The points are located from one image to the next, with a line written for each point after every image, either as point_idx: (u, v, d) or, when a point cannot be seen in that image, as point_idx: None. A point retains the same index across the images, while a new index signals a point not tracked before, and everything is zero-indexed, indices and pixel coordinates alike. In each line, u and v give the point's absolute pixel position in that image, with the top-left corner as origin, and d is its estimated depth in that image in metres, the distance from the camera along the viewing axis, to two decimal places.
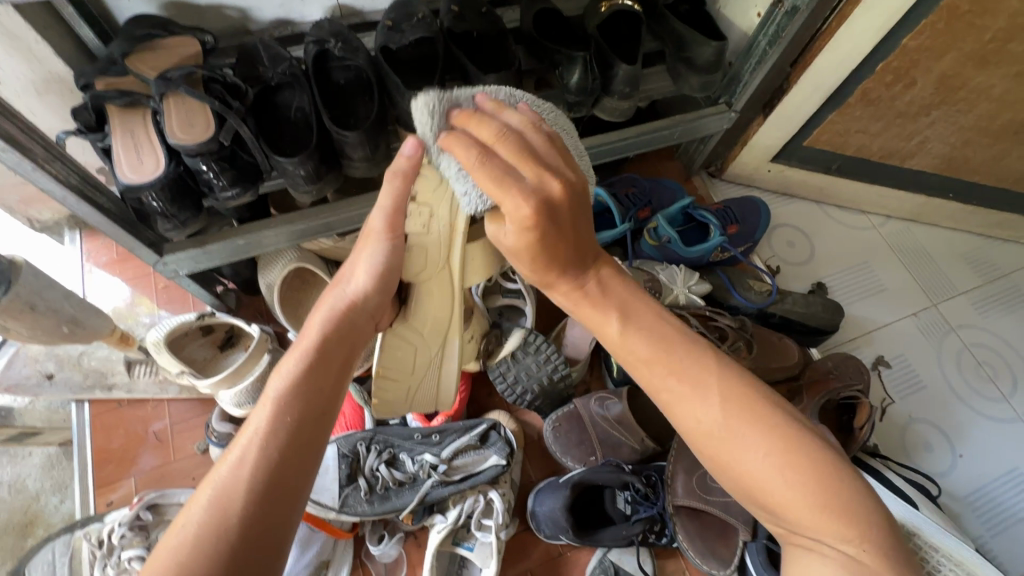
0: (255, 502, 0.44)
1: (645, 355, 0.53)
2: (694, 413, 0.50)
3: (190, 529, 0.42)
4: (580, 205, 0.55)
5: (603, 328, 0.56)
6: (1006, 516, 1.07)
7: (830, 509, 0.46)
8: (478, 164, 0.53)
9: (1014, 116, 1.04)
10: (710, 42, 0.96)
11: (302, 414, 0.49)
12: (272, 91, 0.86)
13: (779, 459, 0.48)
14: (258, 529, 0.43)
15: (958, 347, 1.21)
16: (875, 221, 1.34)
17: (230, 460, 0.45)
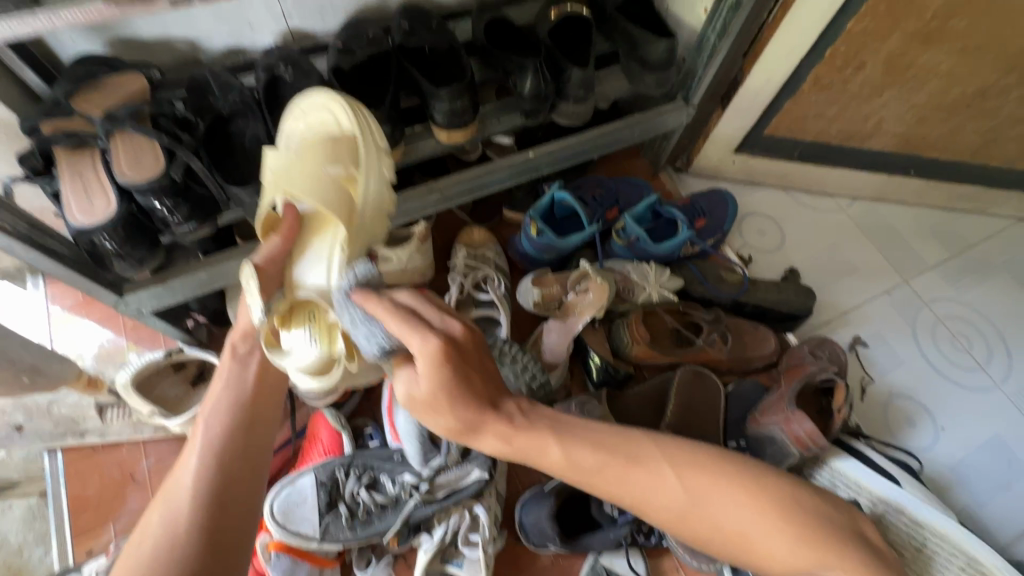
0: (204, 508, 0.52)
1: (596, 465, 0.55)
2: (661, 496, 0.54)
3: (148, 541, 0.50)
4: (466, 362, 0.53)
5: (543, 455, 0.55)
6: (991, 484, 1.08)
7: (785, 523, 0.54)
8: (392, 317, 0.53)
9: (965, 90, 1.06)
10: (661, 39, 0.97)
11: (231, 435, 0.57)
12: (225, 121, 0.85)
13: (746, 504, 0.54)
14: (208, 536, 0.51)
15: (932, 321, 1.22)
16: (843, 202, 1.36)
17: (176, 486, 0.54)
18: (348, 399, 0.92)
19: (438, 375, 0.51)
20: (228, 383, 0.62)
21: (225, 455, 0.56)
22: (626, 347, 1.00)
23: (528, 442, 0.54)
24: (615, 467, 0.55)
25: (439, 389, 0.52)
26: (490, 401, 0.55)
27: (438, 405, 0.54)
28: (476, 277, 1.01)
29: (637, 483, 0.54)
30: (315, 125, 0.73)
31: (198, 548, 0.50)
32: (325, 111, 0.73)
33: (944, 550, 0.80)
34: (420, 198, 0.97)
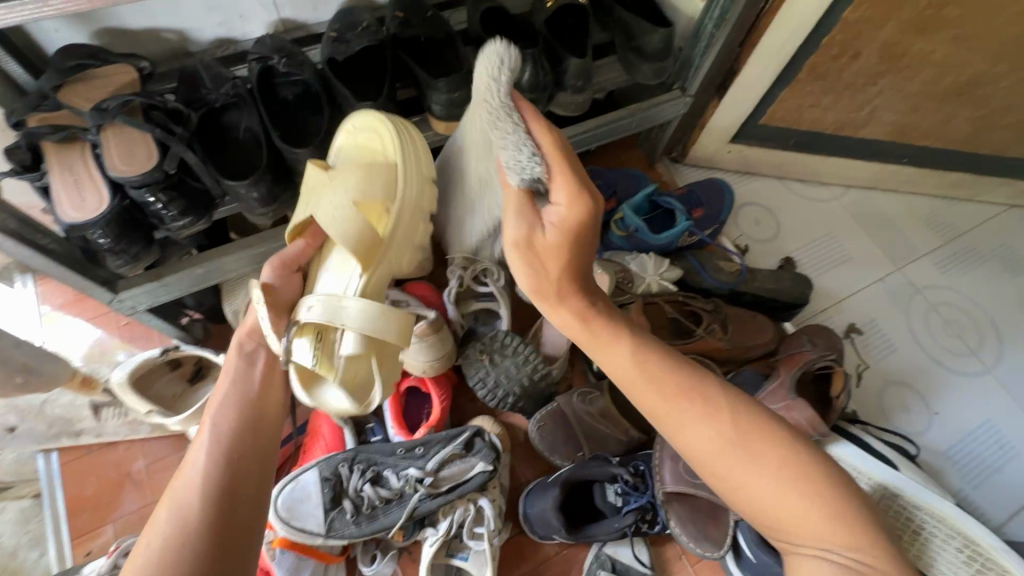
0: (213, 503, 0.52)
1: (656, 379, 0.58)
2: (701, 434, 0.55)
3: (156, 539, 0.49)
4: (589, 230, 0.59)
5: (613, 357, 0.61)
6: (984, 467, 1.10)
7: (824, 511, 0.51)
8: (552, 163, 0.58)
9: (956, 79, 1.07)
10: (657, 29, 0.97)
11: (239, 430, 0.58)
12: (218, 112, 0.83)
13: (785, 478, 0.53)
14: (220, 527, 0.51)
15: (925, 308, 1.24)
16: (836, 192, 1.37)
17: (182, 481, 0.53)
18: None
19: (568, 231, 0.58)
20: (234, 382, 0.62)
21: (234, 450, 0.56)
22: None
23: (603, 342, 0.61)
24: (663, 388, 0.58)
25: (562, 245, 0.59)
26: (582, 283, 0.62)
27: (551, 253, 0.60)
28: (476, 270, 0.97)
29: (687, 414, 0.56)
30: (365, 147, 0.77)
31: (213, 539, 0.50)
32: (379, 135, 0.76)
33: (943, 531, 0.82)
34: None
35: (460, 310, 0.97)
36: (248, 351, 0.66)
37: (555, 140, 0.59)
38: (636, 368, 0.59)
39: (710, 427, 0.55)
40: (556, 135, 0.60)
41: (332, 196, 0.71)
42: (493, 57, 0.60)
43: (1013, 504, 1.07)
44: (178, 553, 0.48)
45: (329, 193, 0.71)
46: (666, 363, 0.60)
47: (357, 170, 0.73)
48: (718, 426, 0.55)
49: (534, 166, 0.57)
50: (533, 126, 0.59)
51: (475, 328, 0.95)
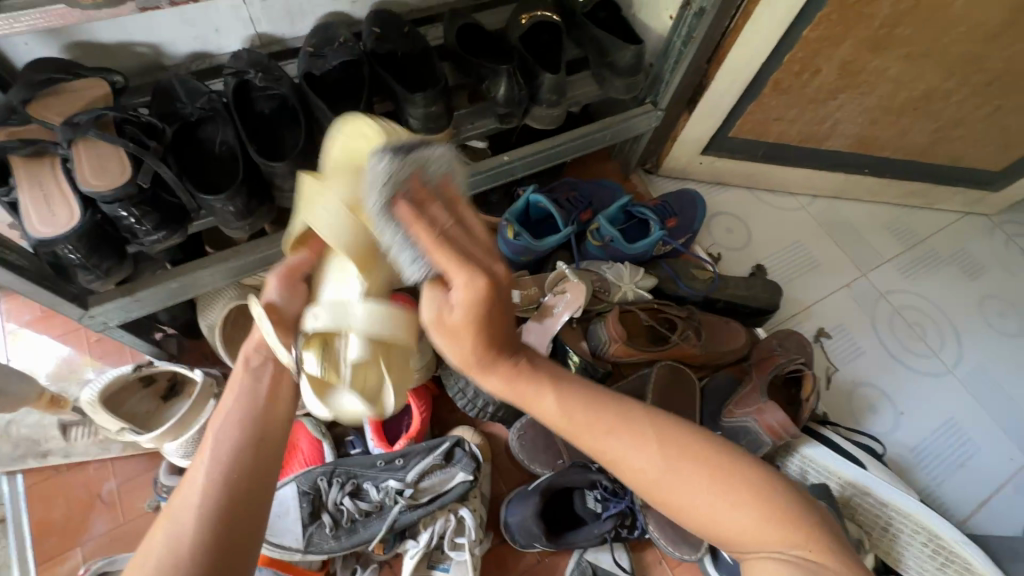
0: (209, 535, 0.48)
1: (581, 418, 0.56)
2: (635, 464, 0.54)
3: (150, 564, 0.47)
4: (503, 302, 0.50)
5: (538, 405, 0.56)
6: (948, 464, 1.14)
7: (762, 512, 0.51)
8: (433, 243, 0.48)
9: (911, 94, 1.12)
10: (629, 46, 1.00)
11: (241, 446, 0.53)
12: (193, 126, 0.84)
13: (719, 486, 0.53)
14: (214, 555, 0.48)
15: (889, 311, 1.29)
16: (804, 201, 1.42)
17: (179, 507, 0.50)
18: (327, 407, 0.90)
19: (476, 312, 0.49)
20: (240, 396, 0.56)
21: (235, 471, 0.51)
22: (603, 346, 1.02)
23: (523, 394, 0.56)
24: (591, 420, 0.56)
25: (469, 323, 0.50)
26: (507, 344, 0.55)
27: (464, 331, 0.51)
28: None
29: (618, 444, 0.55)
30: (351, 142, 0.67)
31: (207, 568, 0.47)
32: (367, 134, 0.66)
33: (909, 527, 0.84)
34: None
35: None
36: (252, 364, 0.59)
37: (434, 226, 0.49)
38: (568, 403, 0.56)
39: (641, 454, 0.54)
40: (437, 217, 0.49)
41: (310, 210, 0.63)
42: (376, 173, 0.52)
43: (977, 499, 1.11)
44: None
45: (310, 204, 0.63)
46: (590, 392, 0.58)
47: (342, 173, 0.63)
48: (649, 451, 0.54)
49: (419, 262, 0.51)
50: (405, 215, 0.49)
51: None
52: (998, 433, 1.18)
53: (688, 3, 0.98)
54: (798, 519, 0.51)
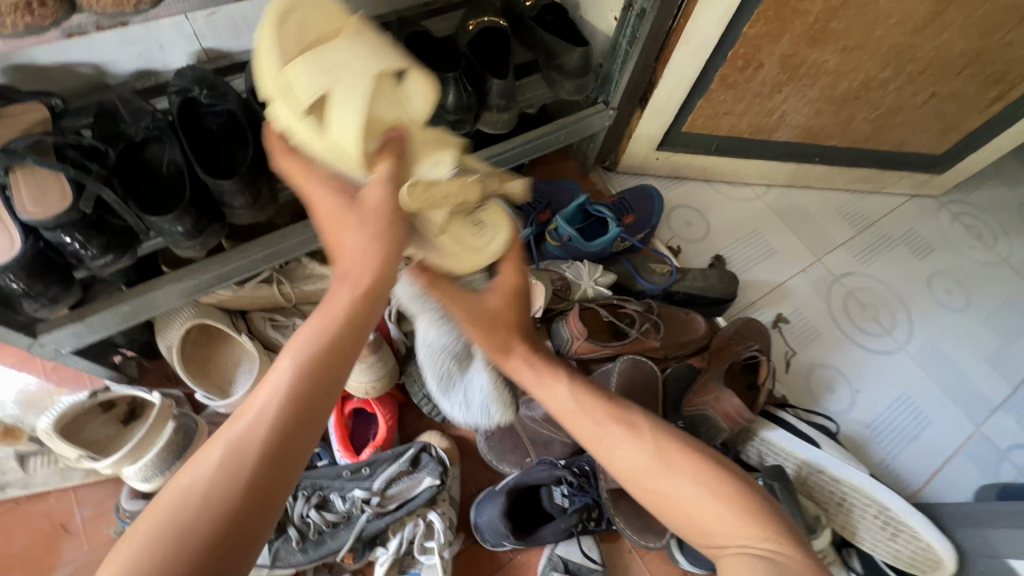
0: (255, 475, 0.46)
1: (582, 410, 0.69)
2: (628, 456, 0.63)
3: (208, 465, 0.46)
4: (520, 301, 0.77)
5: (554, 391, 0.71)
6: (903, 437, 1.18)
7: (735, 506, 0.57)
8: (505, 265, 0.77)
9: (851, 84, 1.16)
10: (575, 48, 1.02)
11: (316, 383, 0.51)
12: (139, 147, 0.82)
13: (701, 481, 0.60)
14: (261, 482, 0.46)
15: (844, 294, 1.34)
16: (759, 191, 1.46)
17: (243, 421, 0.48)
18: None
19: (510, 302, 0.76)
20: (319, 330, 0.54)
21: (303, 406, 0.50)
22: (566, 344, 1.05)
23: (542, 377, 0.73)
24: (599, 421, 0.68)
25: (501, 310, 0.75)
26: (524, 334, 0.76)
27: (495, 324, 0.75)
28: None
29: (614, 439, 0.65)
30: (309, 25, 0.65)
31: (248, 492, 0.46)
32: (323, 12, 0.67)
33: (861, 500, 0.88)
34: None
35: (403, 328, 1.01)
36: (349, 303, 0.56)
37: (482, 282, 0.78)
38: (581, 408, 0.69)
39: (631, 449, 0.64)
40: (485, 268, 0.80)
41: (357, 93, 0.60)
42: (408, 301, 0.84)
43: (931, 469, 1.15)
44: (155, 570, 0.41)
45: (341, 97, 0.60)
46: (596, 402, 0.70)
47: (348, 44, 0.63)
48: (639, 448, 0.64)
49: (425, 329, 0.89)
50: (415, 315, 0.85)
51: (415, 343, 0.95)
52: (950, 406, 1.22)
53: (631, 5, 1.00)
54: (769, 518, 0.56)
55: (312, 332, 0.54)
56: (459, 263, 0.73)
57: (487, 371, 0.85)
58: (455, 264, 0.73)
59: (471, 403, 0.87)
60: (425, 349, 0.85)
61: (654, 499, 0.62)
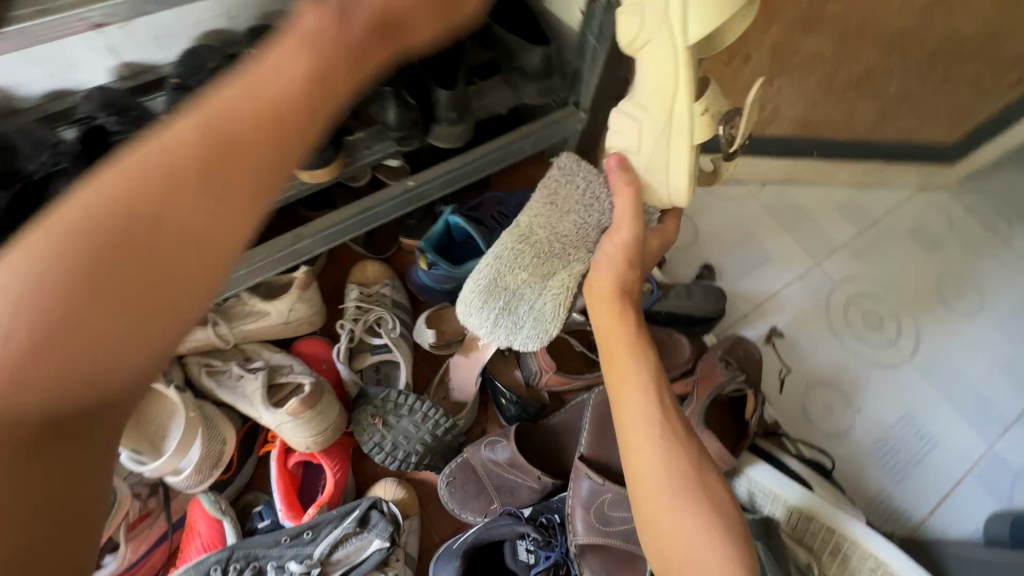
0: (161, 232, 0.35)
1: (634, 391, 0.68)
2: (646, 463, 0.65)
3: (99, 204, 0.34)
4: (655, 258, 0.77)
5: (619, 360, 0.69)
6: (907, 461, 1.09)
7: (723, 550, 0.60)
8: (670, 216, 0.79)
9: (852, 74, 1.04)
10: (536, 48, 0.91)
11: (257, 142, 0.38)
12: (41, 184, 0.74)
13: (700, 521, 0.62)
14: (174, 241, 0.36)
15: (844, 302, 1.23)
16: (753, 188, 1.34)
17: (152, 163, 0.36)
18: (228, 477, 0.82)
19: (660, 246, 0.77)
20: (282, 89, 0.40)
21: (235, 166, 0.38)
22: (536, 375, 0.97)
23: (635, 343, 0.70)
24: (649, 410, 0.67)
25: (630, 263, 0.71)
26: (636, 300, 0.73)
27: (631, 263, 0.72)
28: (368, 321, 0.94)
29: (646, 438, 0.66)
30: None
31: (154, 251, 0.35)
32: None
33: (857, 551, 0.80)
34: (288, 245, 0.87)
35: (355, 366, 0.93)
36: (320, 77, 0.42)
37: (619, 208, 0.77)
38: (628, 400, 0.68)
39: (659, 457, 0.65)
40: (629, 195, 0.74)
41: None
42: (560, 166, 0.76)
43: (937, 495, 1.06)
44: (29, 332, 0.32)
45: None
46: (652, 403, 0.67)
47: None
48: (669, 461, 0.64)
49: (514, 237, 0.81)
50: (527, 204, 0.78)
51: (365, 387, 0.87)
52: (959, 423, 1.13)
53: None
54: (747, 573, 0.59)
55: (156, 145, 0.36)
56: (664, 184, 0.71)
57: (565, 287, 0.77)
58: (659, 183, 0.71)
59: (515, 310, 0.78)
60: (521, 231, 0.76)
61: (650, 511, 0.64)
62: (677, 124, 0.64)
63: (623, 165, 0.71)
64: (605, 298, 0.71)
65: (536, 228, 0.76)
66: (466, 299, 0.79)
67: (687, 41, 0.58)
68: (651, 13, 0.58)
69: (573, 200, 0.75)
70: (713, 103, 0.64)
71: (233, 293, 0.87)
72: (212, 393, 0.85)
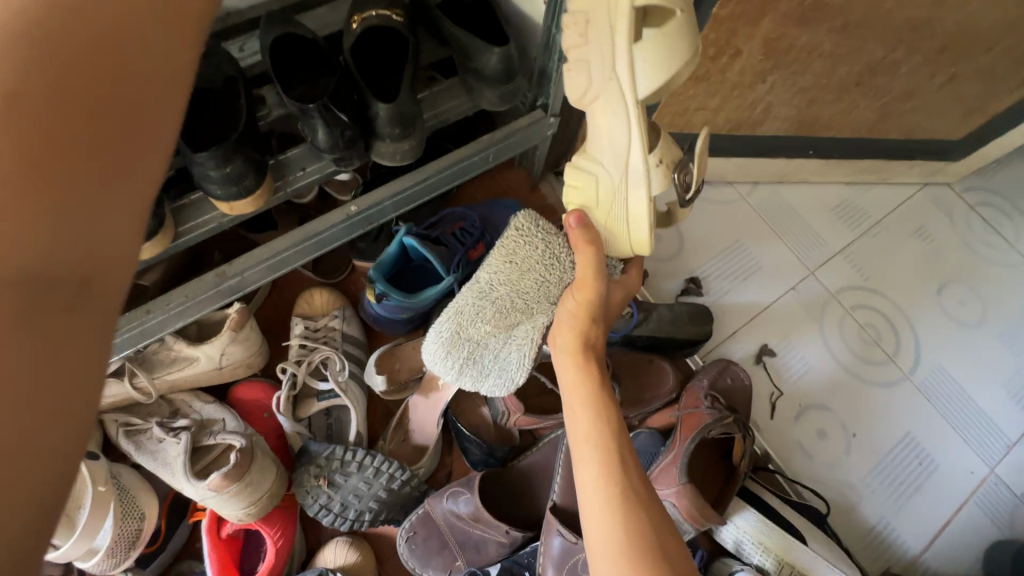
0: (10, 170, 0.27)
1: (595, 445, 0.56)
2: (607, 530, 0.52)
3: None
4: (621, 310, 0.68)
5: (577, 410, 0.59)
6: (905, 488, 1.02)
7: None
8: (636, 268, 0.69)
9: (853, 69, 0.93)
10: (493, 48, 0.79)
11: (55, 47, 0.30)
12: None
13: None
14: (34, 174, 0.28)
15: (840, 315, 1.14)
16: (742, 189, 1.23)
17: None
18: (158, 549, 0.74)
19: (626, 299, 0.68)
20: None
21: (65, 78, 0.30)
22: (503, 415, 0.88)
23: (596, 393, 0.59)
24: (609, 466, 0.55)
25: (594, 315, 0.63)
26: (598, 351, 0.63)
27: (594, 318, 0.63)
28: (312, 363, 0.83)
29: (609, 503, 0.53)
30: None
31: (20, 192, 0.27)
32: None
33: None
34: (211, 285, 0.74)
35: (299, 415, 0.83)
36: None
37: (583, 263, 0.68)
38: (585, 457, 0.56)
39: (615, 525, 0.51)
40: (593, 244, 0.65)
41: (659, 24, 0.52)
42: (521, 222, 0.66)
43: (936, 525, 1.00)
44: None
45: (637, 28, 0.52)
46: (609, 459, 0.55)
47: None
48: (627, 529, 0.51)
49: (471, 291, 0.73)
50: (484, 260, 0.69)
51: (308, 444, 0.78)
52: (959, 446, 1.06)
53: None
54: None
55: None
56: (625, 239, 0.62)
57: (530, 341, 0.71)
58: (620, 239, 0.62)
59: (479, 361, 0.74)
60: (480, 286, 0.69)
61: None
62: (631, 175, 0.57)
63: (584, 222, 0.61)
64: (568, 347, 0.62)
65: (496, 285, 0.68)
66: (428, 347, 0.75)
67: (637, 97, 0.54)
68: (599, 70, 0.54)
69: (539, 253, 0.66)
70: (667, 152, 0.60)
71: (152, 342, 0.75)
72: (133, 459, 0.76)
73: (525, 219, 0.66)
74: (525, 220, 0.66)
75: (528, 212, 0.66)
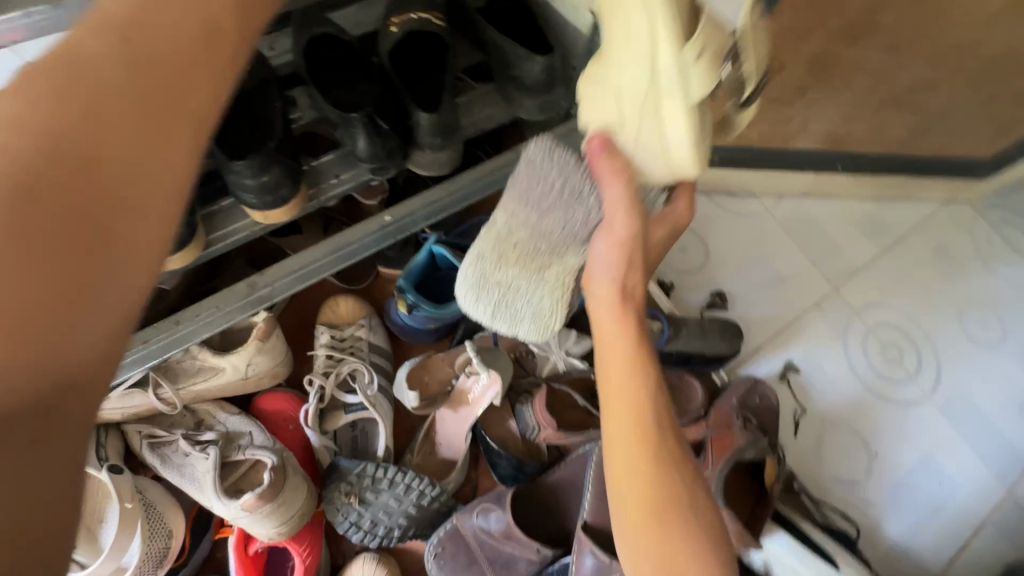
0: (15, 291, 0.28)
1: (627, 396, 0.51)
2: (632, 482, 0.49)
3: None
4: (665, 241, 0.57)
5: (608, 352, 0.53)
6: (924, 507, 1.03)
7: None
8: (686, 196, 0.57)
9: (895, 87, 0.91)
10: (536, 56, 0.76)
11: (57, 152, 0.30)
12: None
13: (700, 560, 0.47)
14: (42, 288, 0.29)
15: (863, 332, 1.14)
16: (768, 203, 1.22)
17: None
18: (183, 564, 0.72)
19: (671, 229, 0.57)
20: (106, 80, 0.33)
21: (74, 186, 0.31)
22: (533, 430, 0.87)
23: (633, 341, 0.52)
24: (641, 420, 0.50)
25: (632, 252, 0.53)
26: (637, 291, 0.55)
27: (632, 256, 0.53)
28: (340, 375, 0.82)
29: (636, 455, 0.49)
30: None
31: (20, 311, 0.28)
32: None
33: None
34: (243, 295, 0.71)
35: (326, 428, 0.81)
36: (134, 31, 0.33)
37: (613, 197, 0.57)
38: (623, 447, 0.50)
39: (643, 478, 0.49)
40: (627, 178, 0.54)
41: None
42: (536, 156, 0.57)
43: (954, 544, 1.01)
44: None
45: None
46: (642, 414, 0.50)
47: None
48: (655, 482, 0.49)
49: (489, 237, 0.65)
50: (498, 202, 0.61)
51: (338, 459, 0.76)
52: (976, 465, 1.06)
53: None
54: None
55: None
56: (662, 155, 0.49)
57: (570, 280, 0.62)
58: (656, 157, 0.49)
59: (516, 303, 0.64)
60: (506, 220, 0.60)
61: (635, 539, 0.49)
62: (662, 69, 0.43)
63: (610, 148, 0.50)
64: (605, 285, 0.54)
65: (518, 231, 0.60)
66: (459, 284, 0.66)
67: None
68: None
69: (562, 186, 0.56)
70: (712, 36, 0.43)
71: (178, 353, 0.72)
72: (157, 471, 0.74)
73: (541, 153, 0.56)
74: (541, 154, 0.56)
75: (542, 144, 0.57)
